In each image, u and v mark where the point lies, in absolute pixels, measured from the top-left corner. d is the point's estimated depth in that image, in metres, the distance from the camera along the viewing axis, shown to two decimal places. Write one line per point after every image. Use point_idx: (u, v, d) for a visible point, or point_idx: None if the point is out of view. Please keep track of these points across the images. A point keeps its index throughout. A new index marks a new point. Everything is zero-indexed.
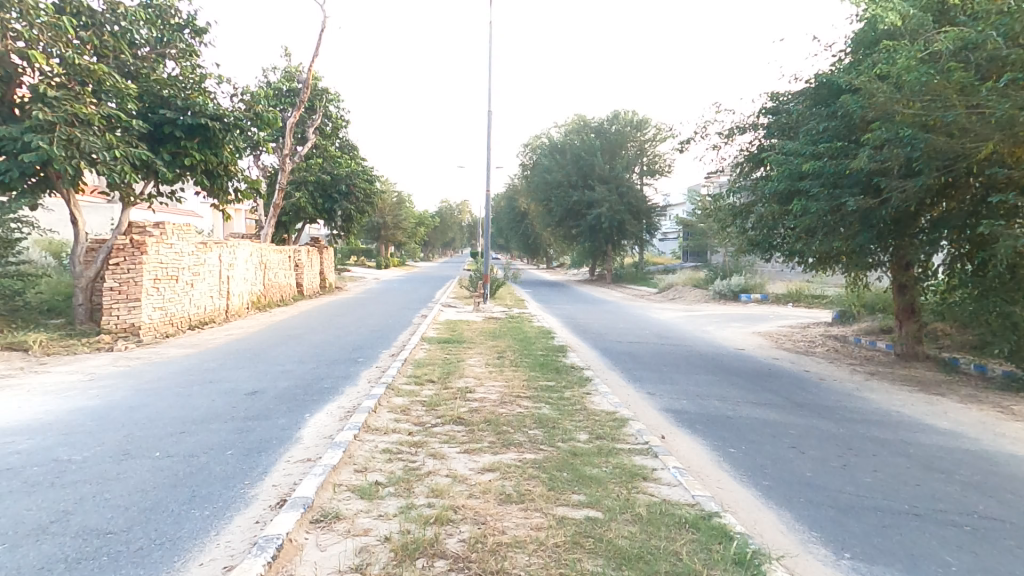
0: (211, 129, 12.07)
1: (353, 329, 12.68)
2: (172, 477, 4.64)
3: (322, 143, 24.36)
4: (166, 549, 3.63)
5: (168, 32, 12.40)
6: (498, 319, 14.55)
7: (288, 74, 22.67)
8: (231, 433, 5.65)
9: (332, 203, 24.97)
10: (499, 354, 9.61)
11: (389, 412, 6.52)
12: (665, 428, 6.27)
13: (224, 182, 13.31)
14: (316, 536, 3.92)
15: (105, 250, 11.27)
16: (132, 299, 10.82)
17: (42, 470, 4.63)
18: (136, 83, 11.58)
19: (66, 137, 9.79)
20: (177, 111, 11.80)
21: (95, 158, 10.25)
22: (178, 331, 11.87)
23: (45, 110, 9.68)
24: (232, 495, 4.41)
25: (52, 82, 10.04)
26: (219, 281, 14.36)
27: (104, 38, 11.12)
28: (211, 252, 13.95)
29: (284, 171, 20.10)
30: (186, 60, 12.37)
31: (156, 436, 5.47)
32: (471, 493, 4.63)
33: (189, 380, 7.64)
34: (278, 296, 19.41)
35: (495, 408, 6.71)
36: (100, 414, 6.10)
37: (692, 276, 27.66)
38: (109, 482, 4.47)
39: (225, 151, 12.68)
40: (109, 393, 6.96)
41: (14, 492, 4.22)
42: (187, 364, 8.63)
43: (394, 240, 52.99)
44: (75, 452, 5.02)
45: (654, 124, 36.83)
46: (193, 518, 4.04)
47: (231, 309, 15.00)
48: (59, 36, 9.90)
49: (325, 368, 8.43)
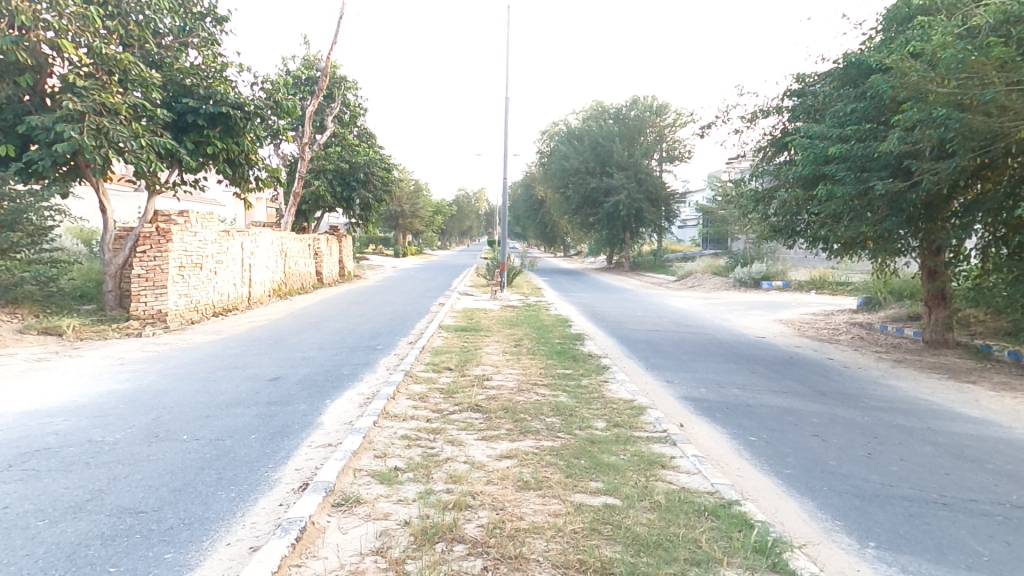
0: (232, 118, 12.21)
1: (372, 316, 12.83)
2: (198, 460, 4.76)
3: (341, 131, 24.52)
4: (195, 528, 3.74)
5: (190, 21, 12.52)
6: (515, 306, 14.56)
7: (306, 63, 22.79)
8: (255, 418, 5.78)
9: (349, 192, 25.17)
10: (517, 342, 9.65)
11: (408, 399, 6.59)
12: (684, 415, 6.24)
13: (245, 171, 13.52)
14: (338, 519, 4.00)
15: (131, 239, 11.56)
16: (158, 287, 11.06)
17: (77, 451, 4.79)
18: (160, 73, 11.74)
19: (95, 127, 9.99)
20: (200, 100, 11.94)
21: (123, 148, 10.45)
22: (202, 319, 12.14)
23: (74, 100, 9.88)
24: (256, 478, 4.52)
25: (80, 72, 10.21)
26: (241, 270, 14.62)
27: (129, 27, 11.27)
28: (232, 241, 14.18)
29: (303, 160, 20.25)
30: (208, 49, 12.50)
31: (184, 420, 5.61)
32: (489, 479, 4.66)
33: (215, 366, 7.82)
34: (298, 285, 19.71)
35: (512, 395, 6.74)
36: (131, 397, 6.27)
37: (712, 264, 27.31)
38: (140, 464, 4.60)
39: (246, 139, 12.83)
40: (139, 377, 7.17)
41: (52, 471, 4.38)
42: (211, 350, 8.83)
43: (411, 228, 53.28)
44: (108, 434, 5.18)
45: (673, 110, 36.26)
46: (219, 499, 4.14)
47: (253, 297, 15.29)
48: (86, 26, 10.05)
49: (345, 355, 8.54)
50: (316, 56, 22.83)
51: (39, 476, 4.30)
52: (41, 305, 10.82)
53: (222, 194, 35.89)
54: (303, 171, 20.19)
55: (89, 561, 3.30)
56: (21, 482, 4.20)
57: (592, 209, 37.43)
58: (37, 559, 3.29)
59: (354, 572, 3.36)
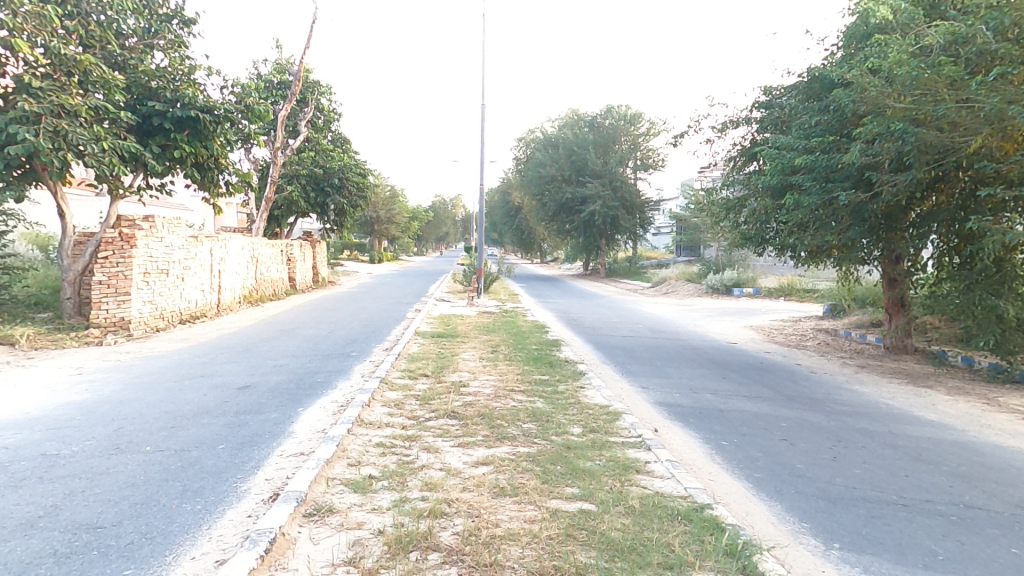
0: (201, 121, 11.96)
1: (347, 323, 12.63)
2: (162, 471, 4.60)
3: (315, 136, 24.24)
4: (157, 543, 3.63)
5: (156, 22, 12.24)
6: (492, 313, 14.54)
7: (278, 66, 22.51)
8: (223, 428, 5.59)
9: (324, 197, 24.80)
10: (493, 348, 9.62)
11: (383, 406, 6.46)
12: (657, 420, 6.31)
13: (214, 176, 13.24)
14: (309, 530, 3.96)
15: (93, 243, 11.16)
16: (121, 293, 10.69)
17: (30, 466, 4.58)
18: (124, 75, 11.42)
19: (52, 128, 9.62)
20: (167, 103, 11.63)
21: (82, 151, 10.09)
22: (168, 326, 11.77)
23: (30, 101, 9.50)
24: (223, 489, 4.40)
25: (36, 72, 9.85)
26: (209, 276, 14.23)
27: (90, 27, 10.93)
28: (201, 246, 13.82)
29: (278, 163, 19.83)
30: (174, 52, 12.17)
31: (147, 431, 5.41)
32: (465, 486, 4.65)
33: (180, 375, 7.55)
34: (270, 291, 19.30)
35: (489, 402, 6.69)
36: (89, 409, 6.01)
37: (686, 271, 27.76)
38: (99, 477, 4.42)
39: (215, 143, 12.58)
40: (98, 388, 6.88)
41: (2, 488, 4.18)
42: (176, 359, 8.53)
43: (387, 234, 53.04)
44: (65, 447, 4.96)
45: (647, 118, 36.84)
46: (184, 512, 4.03)
47: (223, 304, 14.92)
48: (43, 25, 9.74)
49: (317, 363, 8.35)
50: (290, 59, 22.58)
51: None
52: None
53: (190, 199, 35.01)
54: (276, 176, 19.82)
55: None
56: None
57: (569, 215, 37.74)
58: None
59: None
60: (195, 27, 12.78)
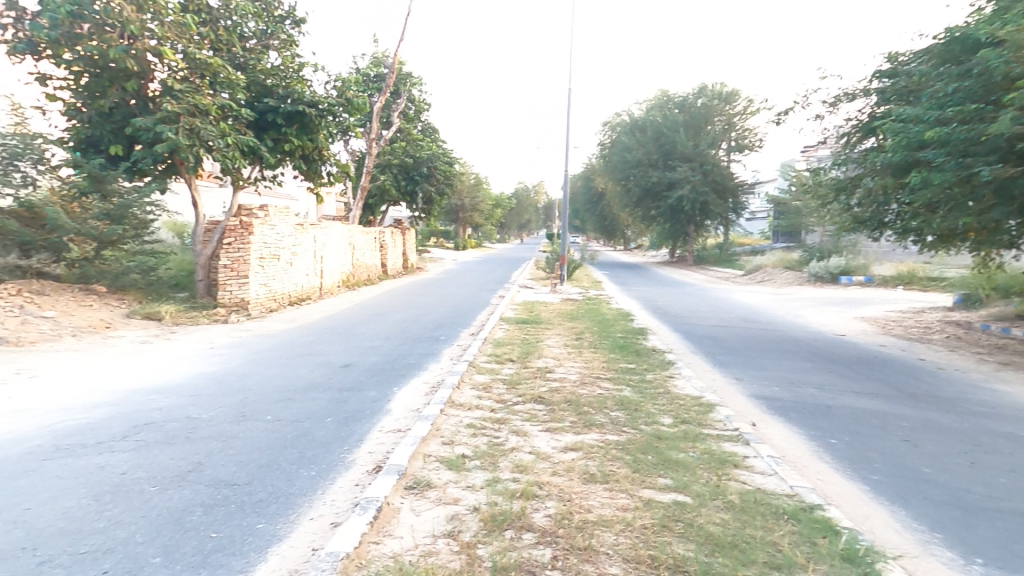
0: (308, 116, 12.78)
1: (434, 308, 13.12)
2: (281, 439, 5.03)
3: (406, 126, 25.27)
4: (281, 503, 4.03)
5: (272, 23, 13.05)
6: (576, 300, 14.51)
7: (374, 60, 23.68)
8: (330, 402, 6.02)
9: (413, 185, 25.89)
10: (578, 336, 9.58)
11: (472, 389, 6.65)
12: (755, 414, 6.00)
13: (318, 167, 14.27)
14: (410, 502, 4.17)
15: (219, 231, 12.32)
16: (242, 277, 11.75)
17: (178, 425, 5.17)
18: (245, 74, 12.46)
19: (188, 127, 10.71)
20: (279, 99, 12.62)
21: (212, 146, 11.14)
22: (280, 308, 12.86)
23: (172, 102, 10.63)
24: (333, 459, 4.74)
25: (177, 76, 10.94)
26: (313, 261, 15.32)
27: (219, 32, 11.98)
28: (307, 233, 14.87)
29: (371, 154, 20.84)
30: (287, 50, 13.06)
31: (266, 401, 5.94)
32: (555, 471, 4.68)
33: (290, 352, 8.22)
34: (364, 276, 20.50)
35: (575, 389, 6.67)
36: (219, 379, 6.70)
37: (783, 258, 26.15)
38: (231, 439, 4.92)
39: (319, 136, 13.44)
40: (225, 361, 7.65)
41: (158, 443, 4.76)
42: (287, 338, 9.28)
43: (471, 222, 54.53)
44: (203, 412, 5.56)
45: (745, 96, 34.85)
46: (301, 477, 4.41)
47: (324, 287, 16.02)
48: (183, 32, 10.79)
49: (409, 346, 8.76)
50: (385, 53, 23.65)
51: (145, 447, 4.67)
52: (145, 291, 11.82)
53: (297, 189, 38.11)
54: (370, 166, 20.87)
55: (193, 526, 3.63)
56: (133, 451, 4.58)
57: (654, 201, 36.52)
58: (148, 522, 3.63)
59: (428, 553, 3.52)
60: (303, 27, 13.69)
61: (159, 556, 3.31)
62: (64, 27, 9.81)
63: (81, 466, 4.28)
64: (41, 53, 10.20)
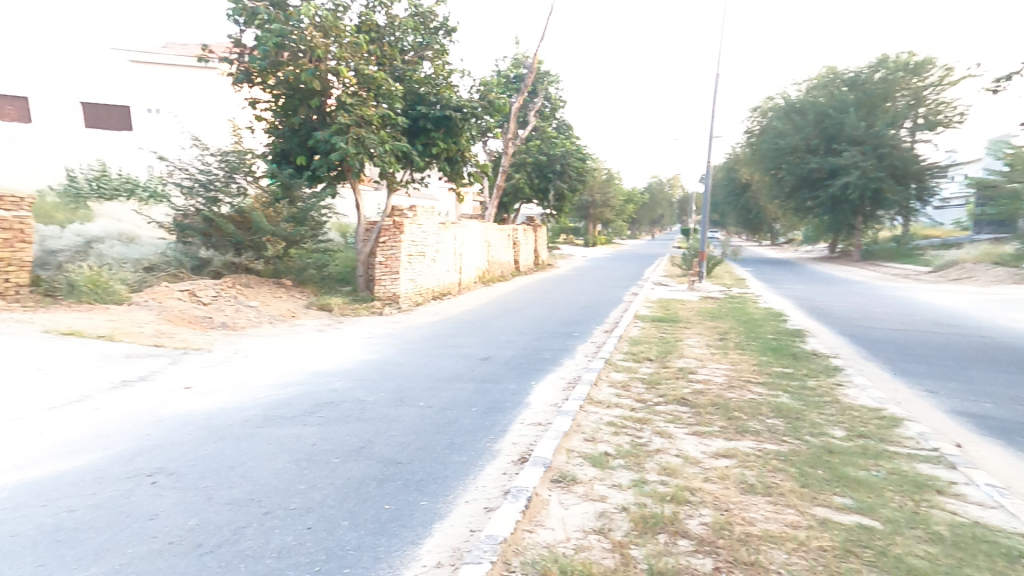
0: (453, 120, 13.70)
1: (565, 304, 13.24)
2: (435, 424, 5.37)
3: (542, 125, 25.94)
4: (439, 484, 4.30)
5: (427, 35, 13.90)
6: (718, 298, 13.79)
7: (515, 62, 24.74)
8: (474, 392, 6.32)
9: (546, 182, 26.56)
10: (721, 336, 9.04)
11: (609, 387, 6.55)
12: (959, 433, 5.13)
13: (460, 168, 15.18)
14: (558, 495, 4.17)
15: (376, 230, 13.61)
16: (394, 272, 12.80)
17: (350, 405, 5.77)
18: (403, 85, 13.55)
19: (356, 136, 11.90)
20: (430, 106, 13.62)
21: (373, 152, 12.31)
22: (425, 302, 13.85)
23: (344, 115, 11.81)
24: (481, 446, 4.94)
25: (349, 91, 12.10)
26: (453, 258, 16.26)
27: (384, 48, 13.24)
28: (447, 232, 15.83)
29: (507, 154, 21.67)
30: (439, 59, 13.90)
31: (419, 388, 6.40)
32: (707, 477, 4.38)
33: (435, 344, 8.81)
34: (499, 272, 21.32)
35: (722, 392, 6.25)
36: (379, 365, 7.39)
37: (989, 252, 22.48)
38: (392, 421, 5.37)
39: (462, 139, 14.30)
40: (382, 349, 8.42)
41: (337, 419, 5.36)
42: (432, 330, 9.97)
43: (602, 219, 54.51)
44: (369, 394, 6.13)
45: (939, 66, 30.61)
46: (454, 461, 4.66)
47: (462, 283, 16.93)
48: (357, 51, 11.88)
49: (544, 341, 8.92)
50: (524, 54, 24.59)
51: (327, 423, 5.28)
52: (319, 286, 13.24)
53: (440, 189, 41.34)
54: (506, 166, 21.60)
55: (369, 497, 4.06)
56: (319, 426, 5.20)
57: (813, 189, 34.25)
58: (335, 490, 4.15)
59: (581, 548, 3.47)
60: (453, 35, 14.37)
61: (347, 520, 3.75)
62: (270, 57, 11.37)
63: (282, 435, 4.98)
64: (253, 80, 12.08)
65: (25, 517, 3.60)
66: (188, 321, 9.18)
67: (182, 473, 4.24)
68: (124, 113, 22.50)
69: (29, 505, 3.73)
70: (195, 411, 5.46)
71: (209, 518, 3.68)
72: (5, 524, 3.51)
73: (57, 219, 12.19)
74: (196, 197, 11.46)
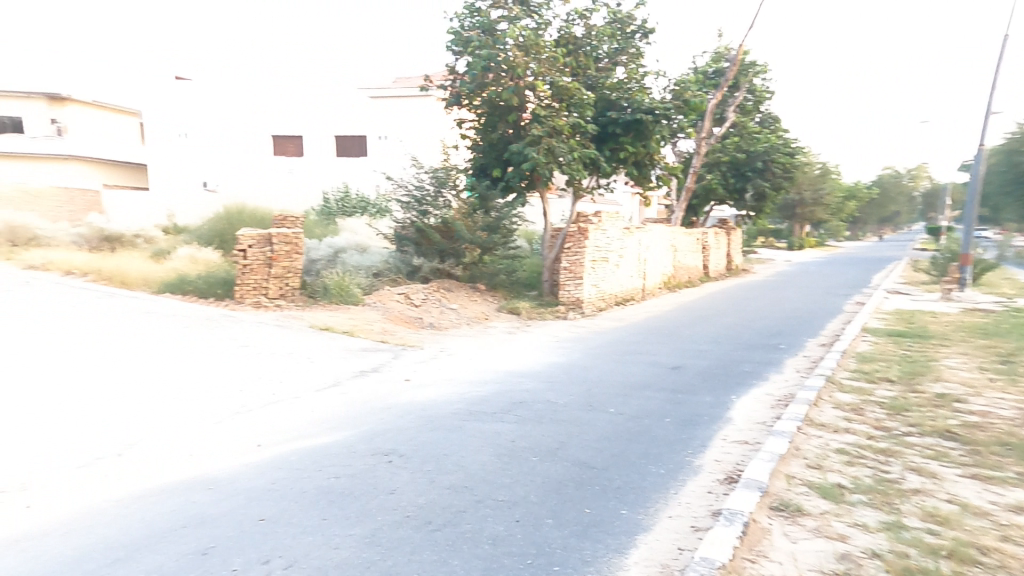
0: (644, 122, 13.51)
1: (770, 314, 12.02)
2: (626, 431, 5.23)
3: (742, 120, 23.32)
4: (637, 494, 4.12)
5: (622, 41, 14.33)
6: (992, 314, 11.23)
7: (715, 56, 23.26)
8: (667, 403, 6.01)
9: (744, 181, 23.66)
10: (1004, 360, 7.36)
11: (834, 408, 5.70)
12: None
13: (648, 171, 14.77)
14: (781, 525, 3.64)
15: (562, 236, 14.09)
16: (578, 278, 13.12)
17: (541, 406, 5.96)
18: (595, 92, 13.95)
19: (547, 146, 12.27)
20: (621, 111, 13.72)
21: (561, 161, 12.54)
22: (607, 307, 13.89)
23: (538, 126, 12.24)
24: (679, 460, 4.63)
25: (543, 104, 12.48)
26: (637, 263, 15.94)
27: (581, 58, 13.82)
28: (633, 237, 15.55)
29: (700, 154, 20.20)
30: (633, 63, 14.16)
31: (607, 394, 6.34)
32: (1001, 535, 3.46)
33: (621, 349, 8.71)
34: (684, 278, 20.26)
35: (1014, 429, 5.05)
36: (567, 368, 7.54)
37: None
38: (584, 425, 5.39)
39: (652, 141, 13.94)
40: (567, 353, 8.59)
41: (531, 419, 5.58)
42: (618, 336, 9.89)
43: (809, 220, 46.09)
44: (558, 396, 6.25)
45: None
46: (651, 472, 4.44)
47: (647, 289, 16.67)
48: (553, 65, 12.34)
49: (745, 353, 8.21)
50: (725, 47, 22.77)
51: (522, 420, 5.52)
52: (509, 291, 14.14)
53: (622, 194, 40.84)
54: (696, 166, 20.54)
55: (570, 498, 4.08)
56: (517, 423, 5.47)
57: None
58: (534, 486, 4.27)
59: None
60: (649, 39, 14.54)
61: (550, 518, 3.80)
62: (477, 79, 12.30)
63: (485, 429, 5.35)
64: (461, 102, 13.11)
65: (308, 477, 4.51)
66: (405, 321, 10.53)
67: (411, 455, 4.84)
68: (361, 142, 25.77)
69: (310, 468, 4.66)
70: (416, 400, 6.20)
71: (435, 499, 4.11)
72: (297, 481, 4.44)
73: (316, 235, 15.21)
74: (411, 211, 13.14)
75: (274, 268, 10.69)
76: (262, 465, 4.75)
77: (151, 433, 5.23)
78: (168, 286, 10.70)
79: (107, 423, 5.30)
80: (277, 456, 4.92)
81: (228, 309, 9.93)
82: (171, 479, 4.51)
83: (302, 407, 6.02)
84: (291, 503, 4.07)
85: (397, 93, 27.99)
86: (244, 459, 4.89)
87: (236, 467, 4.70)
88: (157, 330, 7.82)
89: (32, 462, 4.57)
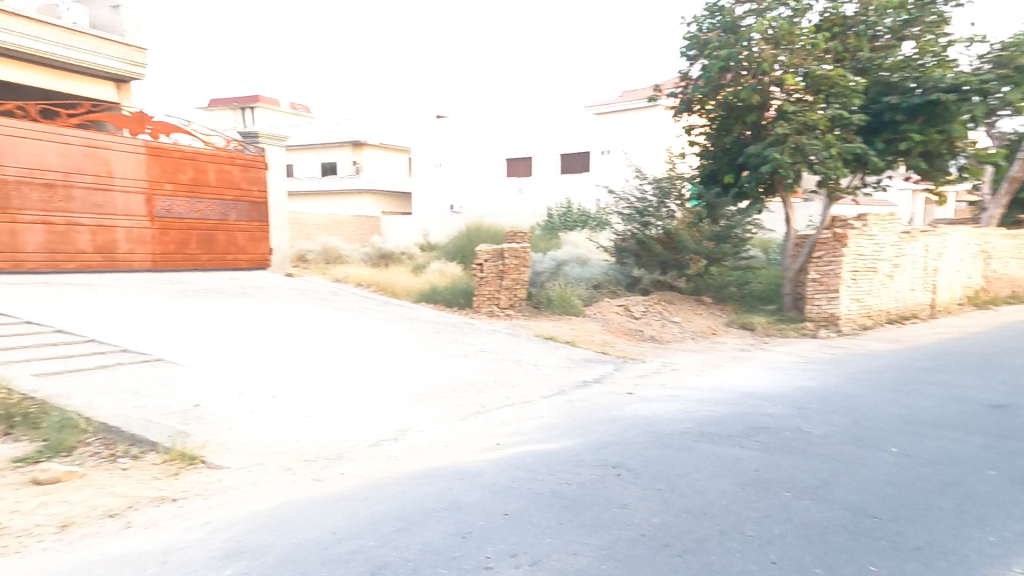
0: (942, 103, 10.94)
1: None
2: (921, 481, 4.31)
3: None
4: (952, 562, 3.30)
5: (918, 10, 11.44)
6: None
7: None
8: (982, 450, 4.85)
9: None
10: None
11: None
12: None
13: (944, 163, 11.84)
14: None
15: (808, 243, 12.31)
16: (831, 291, 11.49)
17: (793, 434, 5.31)
18: (867, 77, 11.67)
19: (794, 145, 10.91)
20: (906, 93, 11.35)
21: (814, 160, 11.04)
22: (875, 325, 11.87)
23: (784, 124, 10.93)
24: (1019, 530, 3.61)
25: (794, 98, 11.04)
26: (924, 274, 13.05)
27: (849, 40, 11.60)
28: (917, 241, 12.90)
29: None
30: (931, 34, 11.37)
31: (885, 431, 5.35)
32: None
33: (905, 378, 7.31)
34: (1004, 291, 15.68)
35: None
36: (827, 394, 6.61)
37: None
38: (857, 465, 4.61)
39: (956, 125, 11.10)
40: (823, 376, 7.55)
41: (780, 448, 5.00)
42: (894, 360, 8.47)
43: None
44: (815, 426, 5.51)
45: None
46: (971, 538, 3.54)
47: (936, 305, 13.39)
48: (810, 53, 10.80)
49: None
50: None
51: (769, 449, 4.98)
52: (739, 303, 13.49)
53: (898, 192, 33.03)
54: None
55: (843, 550, 3.46)
56: (765, 451, 4.95)
57: None
58: (797, 526, 3.75)
59: None
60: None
61: (821, 568, 3.27)
62: (713, 81, 11.60)
63: (721, 453, 4.94)
64: (692, 109, 12.38)
65: (541, 480, 4.70)
66: (625, 333, 10.75)
67: (639, 472, 4.69)
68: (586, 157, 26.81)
69: (542, 472, 4.86)
70: (645, 413, 6.10)
71: (671, 522, 3.88)
72: (532, 482, 4.66)
73: (541, 248, 16.27)
74: (633, 223, 13.30)
75: (506, 280, 11.73)
76: (500, 463, 5.14)
77: (413, 423, 6.13)
78: (422, 296, 12.47)
79: (384, 410, 6.34)
80: (511, 456, 5.29)
81: (468, 317, 11.35)
82: (431, 466, 5.16)
83: (534, 412, 6.40)
84: (530, 504, 4.25)
85: (626, 106, 26.54)
86: (485, 455, 5.36)
87: (480, 461, 5.16)
88: (419, 333, 9.33)
89: (338, 437, 5.70)
